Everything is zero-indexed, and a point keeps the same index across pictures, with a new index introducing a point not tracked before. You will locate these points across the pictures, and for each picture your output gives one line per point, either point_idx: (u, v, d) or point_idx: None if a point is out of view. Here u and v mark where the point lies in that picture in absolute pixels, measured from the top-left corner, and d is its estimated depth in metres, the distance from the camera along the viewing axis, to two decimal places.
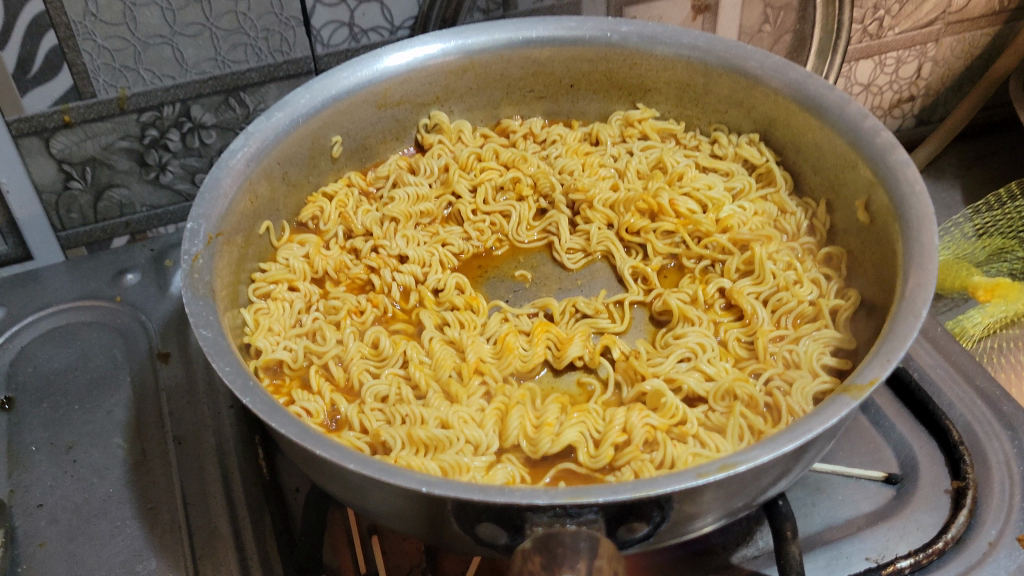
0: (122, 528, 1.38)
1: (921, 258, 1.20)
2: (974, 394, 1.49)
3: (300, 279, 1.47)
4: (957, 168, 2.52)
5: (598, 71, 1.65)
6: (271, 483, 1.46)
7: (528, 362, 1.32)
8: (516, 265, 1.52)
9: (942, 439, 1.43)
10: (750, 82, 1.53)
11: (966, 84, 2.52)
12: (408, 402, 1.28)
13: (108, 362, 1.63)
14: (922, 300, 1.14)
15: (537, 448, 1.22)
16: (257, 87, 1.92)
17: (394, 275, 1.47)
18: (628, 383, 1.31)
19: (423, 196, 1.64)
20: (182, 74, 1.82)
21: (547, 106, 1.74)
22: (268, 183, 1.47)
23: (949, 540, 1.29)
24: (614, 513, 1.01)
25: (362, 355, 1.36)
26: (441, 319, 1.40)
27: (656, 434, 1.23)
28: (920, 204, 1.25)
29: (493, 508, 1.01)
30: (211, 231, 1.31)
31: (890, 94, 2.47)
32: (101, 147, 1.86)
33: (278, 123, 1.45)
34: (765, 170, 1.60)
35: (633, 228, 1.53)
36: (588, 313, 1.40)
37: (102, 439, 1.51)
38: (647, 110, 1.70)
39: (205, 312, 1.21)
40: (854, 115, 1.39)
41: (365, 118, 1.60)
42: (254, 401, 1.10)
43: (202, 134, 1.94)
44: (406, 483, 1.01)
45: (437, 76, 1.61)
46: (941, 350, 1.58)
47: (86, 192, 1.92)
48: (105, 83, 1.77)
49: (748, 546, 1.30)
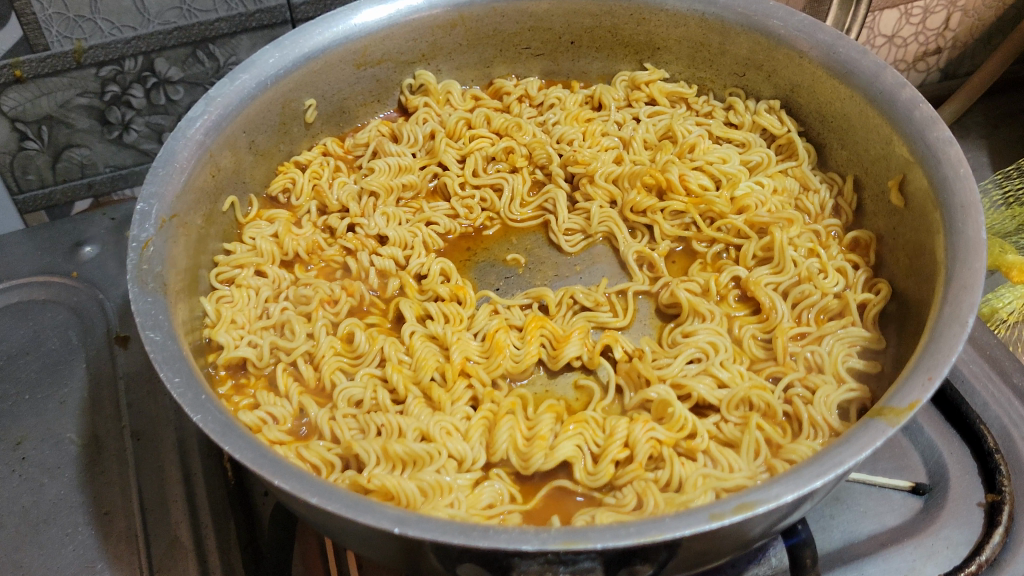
0: (74, 535, 1.25)
1: (967, 254, 1.05)
2: (1011, 394, 1.37)
3: (268, 262, 1.33)
4: (983, 127, 2.35)
5: (601, 27, 1.49)
6: (237, 489, 1.34)
7: (520, 363, 1.18)
8: (508, 246, 1.38)
9: (976, 446, 1.30)
10: (772, 43, 1.38)
11: (997, 36, 2.35)
12: (384, 410, 1.14)
13: (62, 345, 1.49)
14: (968, 306, 0.99)
15: (528, 464, 1.09)
16: (228, 38, 1.75)
17: (372, 259, 1.32)
18: (631, 388, 1.17)
19: (406, 167, 1.47)
20: (144, 24, 1.65)
21: (545, 65, 1.58)
22: (232, 153, 1.32)
23: (983, 564, 1.16)
24: (615, 556, 0.88)
25: (334, 351, 1.22)
26: (423, 310, 1.26)
27: (661, 450, 1.08)
28: (966, 191, 1.10)
29: (476, 550, 0.87)
30: (165, 213, 1.16)
31: (915, 46, 2.29)
32: (57, 104, 1.70)
33: (243, 85, 1.29)
34: (786, 141, 1.45)
35: (639, 207, 1.38)
36: (588, 305, 1.26)
37: (54, 434, 1.37)
38: (655, 71, 1.54)
39: (154, 311, 1.06)
40: (890, 83, 1.24)
41: (343, 79, 1.44)
42: (206, 419, 0.96)
43: (168, 90, 1.78)
44: (376, 523, 0.87)
45: (423, 31, 1.45)
46: (974, 343, 1.44)
47: (43, 153, 1.77)
48: (59, 35, 1.59)
49: (760, 565, 1.14)
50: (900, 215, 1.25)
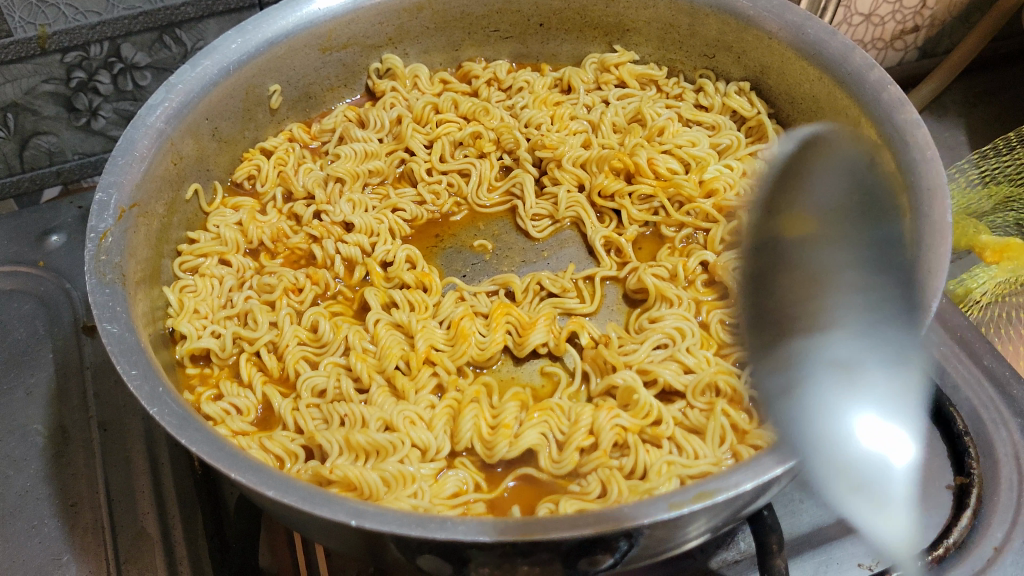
0: (40, 528, 1.24)
1: (933, 237, 1.04)
2: (981, 375, 1.36)
3: (233, 250, 1.32)
4: (961, 106, 2.34)
5: (570, 8, 1.47)
6: (205, 476, 1.33)
7: (485, 350, 1.17)
8: (476, 232, 1.37)
9: (945, 428, 1.30)
10: (741, 24, 1.36)
11: (974, 14, 2.34)
12: (348, 400, 1.14)
13: (29, 335, 1.48)
14: (932, 291, 0.99)
15: (492, 452, 1.08)
16: (195, 23, 1.72)
17: (337, 246, 1.31)
18: (598, 374, 1.16)
19: (373, 153, 1.46)
20: (109, 9, 1.62)
21: (514, 47, 1.56)
22: (194, 140, 1.30)
23: (950, 546, 1.16)
24: (574, 546, 0.87)
25: (298, 340, 1.21)
26: (388, 298, 1.25)
27: (626, 437, 1.08)
28: (933, 173, 1.10)
29: (433, 542, 0.86)
30: (124, 203, 1.14)
31: (893, 25, 2.27)
32: (22, 91, 1.68)
33: (205, 72, 1.27)
34: (756, 123, 1.45)
35: (606, 190, 1.36)
36: (555, 292, 1.25)
37: (21, 425, 1.36)
38: (625, 53, 1.53)
39: (112, 303, 1.05)
40: (858, 65, 1.23)
41: (308, 64, 1.42)
42: (163, 412, 0.95)
43: (135, 75, 1.76)
44: (332, 515, 0.86)
45: (389, 15, 1.43)
46: (946, 324, 1.44)
47: (9, 140, 1.75)
48: (22, 21, 1.56)
49: (729, 549, 1.18)
50: None
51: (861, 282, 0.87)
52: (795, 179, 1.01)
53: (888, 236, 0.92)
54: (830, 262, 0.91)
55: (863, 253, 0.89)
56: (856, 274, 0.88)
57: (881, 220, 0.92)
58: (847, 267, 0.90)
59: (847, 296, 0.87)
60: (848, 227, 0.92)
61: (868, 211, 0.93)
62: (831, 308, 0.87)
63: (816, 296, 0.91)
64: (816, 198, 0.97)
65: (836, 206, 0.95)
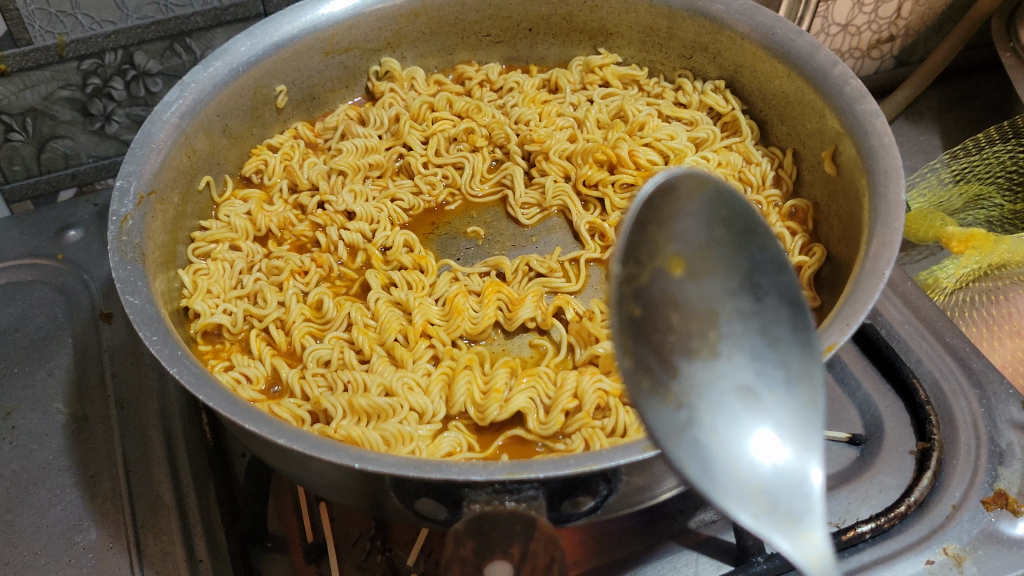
0: (62, 496, 1.33)
1: (887, 214, 1.14)
2: (943, 350, 1.46)
3: (242, 237, 1.42)
4: (936, 112, 2.46)
5: (557, 14, 1.57)
6: (216, 449, 1.40)
7: (477, 324, 1.26)
8: (469, 220, 1.46)
9: (908, 397, 1.40)
10: (716, 26, 1.46)
11: (947, 24, 2.46)
12: (350, 368, 1.23)
13: (49, 322, 1.57)
14: (886, 260, 1.08)
15: (484, 415, 1.17)
16: (204, 32, 1.83)
17: (340, 233, 1.40)
18: (582, 345, 1.26)
19: (372, 148, 1.57)
20: (124, 19, 1.72)
21: (505, 51, 1.66)
22: (206, 136, 1.39)
23: (912, 504, 1.26)
24: (557, 488, 0.96)
25: (304, 317, 1.30)
26: (388, 278, 1.34)
27: (608, 400, 1.18)
28: (889, 157, 1.19)
29: (430, 483, 0.95)
30: (142, 190, 1.24)
31: (869, 34, 2.40)
32: (41, 97, 1.77)
33: (216, 72, 1.37)
34: (731, 119, 1.54)
35: (591, 180, 1.46)
36: (542, 272, 1.34)
37: (43, 404, 1.45)
38: (609, 55, 1.62)
39: (133, 278, 1.14)
40: (823, 61, 1.33)
41: (311, 66, 1.52)
42: (181, 372, 1.04)
43: (147, 82, 1.86)
44: (338, 459, 0.94)
45: (387, 21, 1.53)
46: (911, 306, 1.54)
47: (28, 144, 1.85)
48: (42, 30, 1.66)
49: (706, 511, 1.29)
50: (833, 182, 1.35)
51: (744, 311, 0.79)
52: (665, 218, 0.77)
53: (776, 262, 0.80)
54: (705, 297, 0.79)
55: (734, 285, 0.80)
56: (739, 305, 0.80)
57: (757, 248, 0.81)
58: (728, 299, 0.79)
59: (743, 334, 0.79)
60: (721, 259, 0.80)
61: (737, 240, 0.80)
62: (724, 333, 0.78)
63: (691, 328, 0.78)
64: (681, 241, 0.78)
65: (704, 241, 0.79)
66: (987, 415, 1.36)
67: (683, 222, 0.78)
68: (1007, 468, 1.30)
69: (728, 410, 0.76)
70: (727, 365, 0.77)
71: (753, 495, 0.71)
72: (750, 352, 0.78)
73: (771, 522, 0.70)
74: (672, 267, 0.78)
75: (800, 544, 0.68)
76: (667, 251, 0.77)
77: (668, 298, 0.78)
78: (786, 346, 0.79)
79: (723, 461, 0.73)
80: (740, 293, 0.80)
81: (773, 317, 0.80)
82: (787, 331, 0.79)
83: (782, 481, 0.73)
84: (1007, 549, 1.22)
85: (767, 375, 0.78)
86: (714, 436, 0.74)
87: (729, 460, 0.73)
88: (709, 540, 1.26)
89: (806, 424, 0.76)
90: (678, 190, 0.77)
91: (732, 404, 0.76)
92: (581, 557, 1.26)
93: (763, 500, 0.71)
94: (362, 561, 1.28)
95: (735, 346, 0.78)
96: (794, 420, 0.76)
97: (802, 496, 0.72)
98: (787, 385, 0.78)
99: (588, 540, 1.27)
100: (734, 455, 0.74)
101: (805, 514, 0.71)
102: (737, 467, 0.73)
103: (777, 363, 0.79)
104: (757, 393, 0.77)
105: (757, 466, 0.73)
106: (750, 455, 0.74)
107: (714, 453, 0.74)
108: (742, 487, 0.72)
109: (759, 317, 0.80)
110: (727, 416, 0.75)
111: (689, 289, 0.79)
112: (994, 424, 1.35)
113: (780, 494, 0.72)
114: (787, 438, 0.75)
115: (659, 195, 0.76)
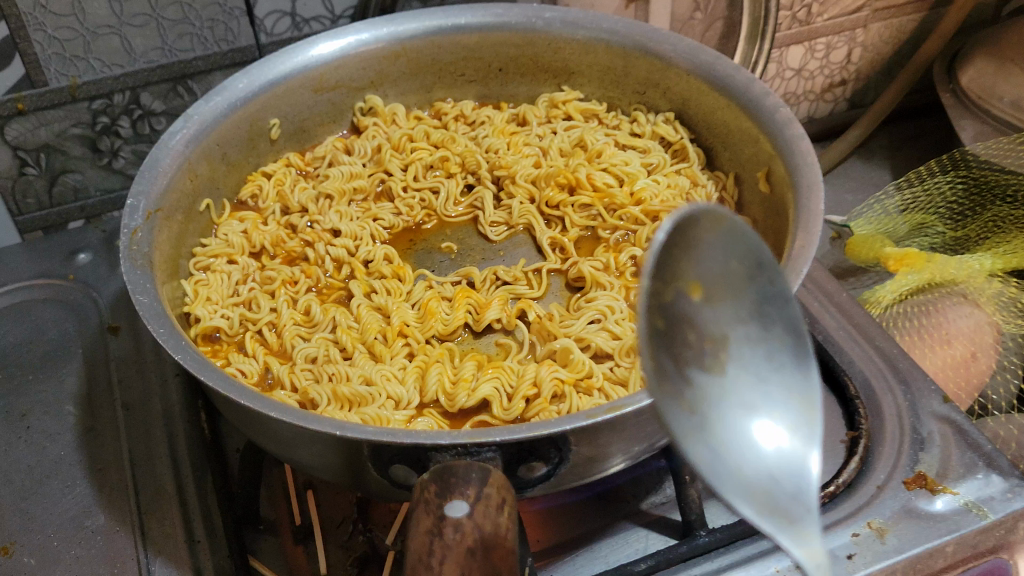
0: (73, 487, 1.47)
1: (808, 222, 1.29)
2: (874, 353, 1.62)
3: (239, 253, 1.57)
4: (887, 149, 2.64)
5: (525, 55, 1.74)
6: (213, 444, 1.53)
7: (448, 325, 1.41)
8: (443, 237, 1.63)
9: (841, 394, 1.57)
10: (664, 64, 1.64)
11: (895, 69, 2.66)
12: (335, 362, 1.37)
13: (61, 335, 1.72)
14: (804, 260, 1.22)
15: (454, 403, 1.31)
16: (205, 75, 2.00)
17: (327, 249, 1.57)
18: (541, 343, 1.42)
19: (357, 174, 1.74)
20: (131, 62, 1.89)
21: (478, 90, 1.83)
22: (207, 163, 1.55)
23: (839, 485, 1.41)
24: (513, 453, 1.10)
25: (294, 321, 1.46)
26: (370, 287, 1.50)
27: (563, 387, 1.33)
28: (812, 174, 1.35)
29: (403, 450, 1.09)
30: (150, 208, 1.38)
31: (821, 78, 2.59)
32: (54, 134, 1.93)
33: (216, 107, 1.52)
34: (680, 147, 1.72)
35: (553, 202, 1.64)
36: (508, 280, 1.50)
37: (55, 408, 1.59)
38: (571, 92, 1.80)
39: (143, 281, 1.27)
40: (758, 93, 1.49)
41: (303, 102, 1.69)
42: (185, 358, 1.17)
43: (152, 121, 2.02)
44: (321, 428, 1.08)
45: (371, 61, 1.70)
46: (845, 314, 1.70)
47: (41, 178, 2.00)
48: (57, 73, 1.83)
49: (657, 494, 1.44)
50: (768, 200, 1.51)
51: (751, 338, 0.82)
52: (691, 246, 0.75)
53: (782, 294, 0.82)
54: (719, 321, 0.80)
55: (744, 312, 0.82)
56: (747, 331, 0.82)
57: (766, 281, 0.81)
58: (739, 326, 0.81)
59: (748, 360, 0.82)
60: (736, 285, 0.80)
61: (752, 271, 0.80)
62: (733, 355, 0.81)
63: (705, 346, 0.80)
64: (703, 267, 0.77)
65: (722, 268, 0.79)
66: (911, 408, 1.51)
67: (704, 251, 0.76)
68: (927, 453, 1.44)
69: (735, 420, 0.81)
70: (735, 382, 0.82)
71: (757, 497, 0.78)
72: (755, 374, 0.83)
73: (775, 522, 0.76)
74: (692, 291, 0.77)
75: (801, 540, 0.75)
76: (689, 278, 0.76)
77: (686, 321, 0.78)
78: (786, 372, 0.84)
79: (732, 464, 0.79)
80: (749, 318, 0.82)
81: (777, 344, 0.83)
82: (790, 358, 0.84)
83: (780, 485, 0.79)
84: (925, 522, 1.35)
85: (768, 393, 0.84)
86: (723, 442, 0.80)
87: (735, 466, 0.79)
88: (659, 518, 1.40)
89: (801, 436, 0.83)
90: (703, 221, 0.75)
91: (739, 415, 0.81)
92: (543, 535, 1.39)
93: (766, 502, 0.78)
94: (345, 541, 1.43)
95: (742, 366, 0.82)
96: (790, 433, 0.83)
97: (800, 504, 0.78)
98: (784, 400, 0.84)
99: (547, 520, 1.41)
100: (739, 461, 0.79)
101: (802, 515, 0.78)
102: (742, 470, 0.79)
103: (779, 385, 0.84)
104: (759, 409, 0.83)
105: (761, 476, 0.80)
106: (754, 462, 0.80)
107: (724, 457, 0.79)
108: (749, 488, 0.78)
109: (766, 344, 0.83)
110: (733, 423, 0.81)
111: (706, 312, 0.79)
112: (918, 416, 1.50)
113: (780, 497, 0.79)
114: (784, 452, 0.82)
115: (687, 225, 0.74)
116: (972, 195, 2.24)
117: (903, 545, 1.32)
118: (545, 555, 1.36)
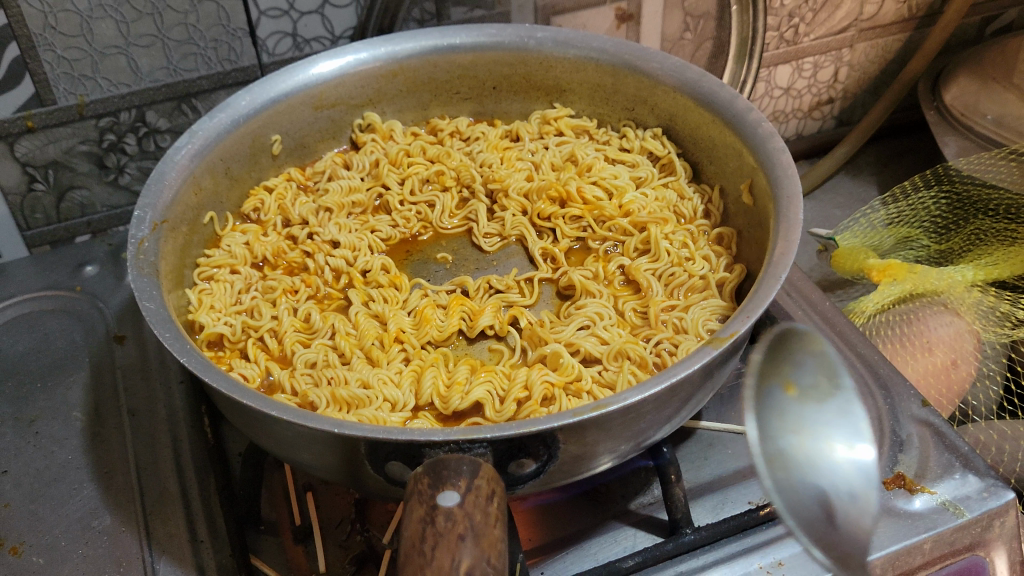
0: (80, 489, 1.52)
1: (787, 232, 1.33)
2: (856, 358, 1.67)
3: (241, 263, 1.63)
4: (874, 166, 2.70)
5: (517, 74, 1.80)
6: (216, 448, 1.58)
7: (443, 331, 1.47)
8: (439, 248, 1.71)
9: None
10: (651, 81, 1.70)
11: (882, 87, 2.72)
12: (333, 366, 1.43)
13: (69, 344, 1.77)
14: (782, 267, 1.27)
15: (448, 405, 1.36)
16: (208, 93, 2.05)
17: (327, 259, 1.63)
18: (532, 348, 1.47)
19: (355, 188, 1.80)
20: (137, 81, 1.95)
21: (473, 107, 1.89)
22: (211, 177, 1.61)
23: None
24: (503, 449, 1.15)
25: (294, 328, 1.51)
26: (368, 295, 1.56)
27: (553, 390, 1.38)
28: (792, 184, 1.40)
29: (398, 447, 1.14)
30: (157, 219, 1.43)
31: (809, 97, 2.66)
32: (62, 151, 1.99)
33: (220, 123, 1.58)
34: (667, 161, 1.77)
35: (544, 214, 1.71)
36: (501, 289, 1.56)
37: (62, 414, 1.64)
38: (563, 108, 1.85)
39: (149, 288, 1.32)
40: (741, 109, 1.55)
41: (303, 119, 1.75)
42: (190, 360, 1.22)
43: (157, 138, 2.08)
44: (319, 425, 1.13)
45: (369, 80, 1.76)
46: (827, 322, 1.75)
47: (49, 194, 2.06)
48: (65, 91, 1.89)
49: (645, 495, 1.49)
50: (751, 211, 1.56)
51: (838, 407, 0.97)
52: (787, 351, 0.93)
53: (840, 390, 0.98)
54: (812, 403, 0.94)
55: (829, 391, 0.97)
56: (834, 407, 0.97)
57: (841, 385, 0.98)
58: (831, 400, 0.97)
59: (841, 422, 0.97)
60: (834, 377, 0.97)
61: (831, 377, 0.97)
62: (829, 416, 0.96)
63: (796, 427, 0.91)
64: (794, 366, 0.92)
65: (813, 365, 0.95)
66: (891, 412, 1.57)
67: (801, 355, 0.94)
68: (906, 455, 1.49)
69: (821, 465, 0.92)
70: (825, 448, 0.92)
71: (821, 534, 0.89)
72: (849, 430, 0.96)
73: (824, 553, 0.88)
74: (788, 390, 0.91)
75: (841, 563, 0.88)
76: (780, 375, 0.91)
77: (776, 409, 0.91)
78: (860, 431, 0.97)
79: (808, 495, 0.90)
80: (829, 397, 0.97)
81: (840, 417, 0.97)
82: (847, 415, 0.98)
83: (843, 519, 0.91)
84: (904, 520, 1.39)
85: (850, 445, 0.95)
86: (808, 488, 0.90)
87: (820, 496, 0.90)
88: (647, 517, 1.45)
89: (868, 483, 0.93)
90: (799, 339, 0.94)
91: (833, 454, 0.92)
92: (535, 534, 1.44)
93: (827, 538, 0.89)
94: (343, 540, 1.48)
95: (844, 438, 0.94)
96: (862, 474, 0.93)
97: (862, 543, 0.89)
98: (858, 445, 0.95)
99: (538, 519, 1.46)
100: (816, 496, 0.90)
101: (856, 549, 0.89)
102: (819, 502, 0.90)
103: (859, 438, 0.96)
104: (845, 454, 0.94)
105: (831, 507, 0.91)
106: (830, 495, 0.91)
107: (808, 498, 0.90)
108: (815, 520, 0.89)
109: (841, 410, 0.98)
110: (829, 463, 0.92)
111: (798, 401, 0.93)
112: (897, 419, 1.56)
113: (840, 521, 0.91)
114: (865, 494, 0.92)
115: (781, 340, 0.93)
116: (956, 209, 2.30)
117: (881, 543, 1.36)
118: (536, 553, 1.41)
